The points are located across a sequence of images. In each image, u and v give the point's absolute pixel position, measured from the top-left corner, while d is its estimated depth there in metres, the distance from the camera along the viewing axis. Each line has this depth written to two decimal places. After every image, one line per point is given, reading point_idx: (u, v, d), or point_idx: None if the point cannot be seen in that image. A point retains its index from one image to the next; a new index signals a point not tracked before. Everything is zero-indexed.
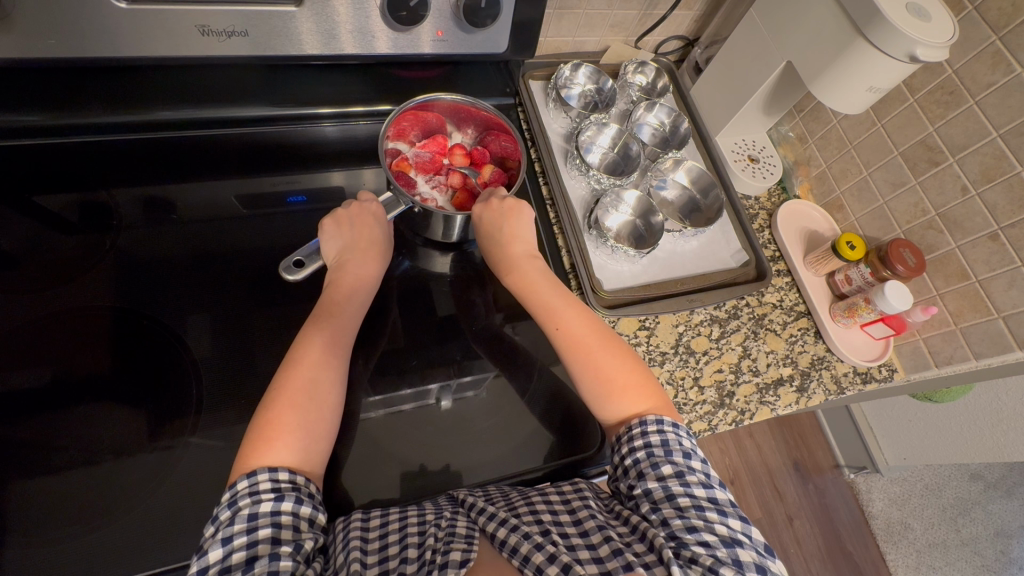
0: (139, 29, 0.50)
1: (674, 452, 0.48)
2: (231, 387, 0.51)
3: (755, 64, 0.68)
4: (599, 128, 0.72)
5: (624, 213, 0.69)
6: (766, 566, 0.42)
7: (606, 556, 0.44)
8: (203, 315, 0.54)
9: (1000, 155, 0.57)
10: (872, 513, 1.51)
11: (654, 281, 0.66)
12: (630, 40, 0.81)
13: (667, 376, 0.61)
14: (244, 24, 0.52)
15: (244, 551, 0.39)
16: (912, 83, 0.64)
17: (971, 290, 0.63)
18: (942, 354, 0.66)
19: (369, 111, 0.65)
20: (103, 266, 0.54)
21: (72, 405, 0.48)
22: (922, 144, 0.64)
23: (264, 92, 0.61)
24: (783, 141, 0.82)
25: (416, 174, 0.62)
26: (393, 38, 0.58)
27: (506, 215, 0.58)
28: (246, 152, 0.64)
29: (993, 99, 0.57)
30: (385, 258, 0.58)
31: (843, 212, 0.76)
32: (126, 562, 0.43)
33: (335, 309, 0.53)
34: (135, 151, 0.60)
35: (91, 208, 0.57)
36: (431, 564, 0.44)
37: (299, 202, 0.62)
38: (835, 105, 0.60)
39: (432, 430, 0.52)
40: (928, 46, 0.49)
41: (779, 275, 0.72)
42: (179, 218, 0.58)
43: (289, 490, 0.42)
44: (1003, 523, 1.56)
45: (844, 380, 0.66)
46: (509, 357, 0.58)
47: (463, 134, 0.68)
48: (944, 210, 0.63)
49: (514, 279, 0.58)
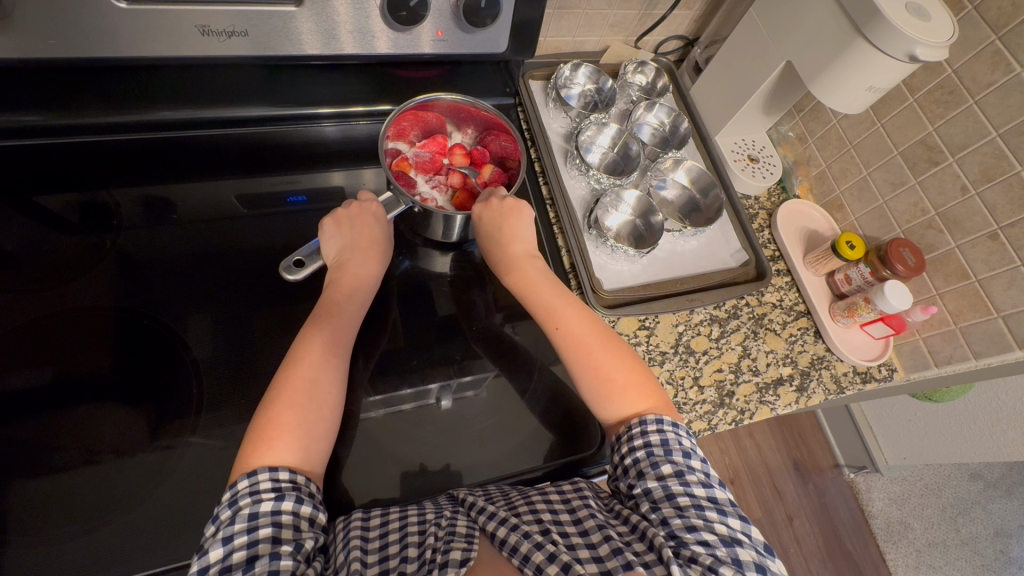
0: (140, 29, 0.50)
1: (674, 452, 0.48)
2: (231, 387, 0.51)
3: (755, 64, 0.68)
4: (599, 128, 0.72)
5: (624, 213, 0.69)
6: (765, 565, 0.42)
7: (606, 556, 0.44)
8: (203, 315, 0.54)
9: (1000, 155, 0.57)
10: (872, 512, 1.51)
11: (654, 281, 0.66)
12: (630, 40, 0.81)
13: (667, 376, 0.61)
14: (244, 24, 0.52)
15: (245, 551, 0.39)
16: (911, 83, 0.64)
17: (971, 290, 0.63)
18: (941, 353, 0.66)
19: (369, 111, 0.65)
20: (103, 266, 0.54)
21: (73, 405, 0.48)
22: (921, 143, 0.64)
23: (264, 92, 0.61)
24: (783, 141, 0.82)
25: (416, 174, 0.62)
26: (393, 38, 0.58)
27: (506, 215, 0.58)
28: (246, 153, 0.64)
29: (993, 99, 0.57)
30: (385, 258, 0.58)
31: (843, 211, 0.76)
32: (127, 561, 0.43)
33: (334, 309, 0.53)
34: (135, 151, 0.60)
35: (91, 208, 0.57)
36: (431, 564, 0.44)
37: (299, 202, 0.62)
38: (834, 104, 0.60)
39: (432, 430, 0.52)
40: (928, 46, 0.50)
41: (779, 275, 0.72)
42: (180, 218, 0.58)
43: (289, 489, 0.43)
44: (1003, 522, 1.56)
45: (844, 380, 0.66)
46: (509, 357, 0.58)
47: (463, 134, 0.68)
48: (944, 209, 0.63)
49: (514, 279, 0.58)
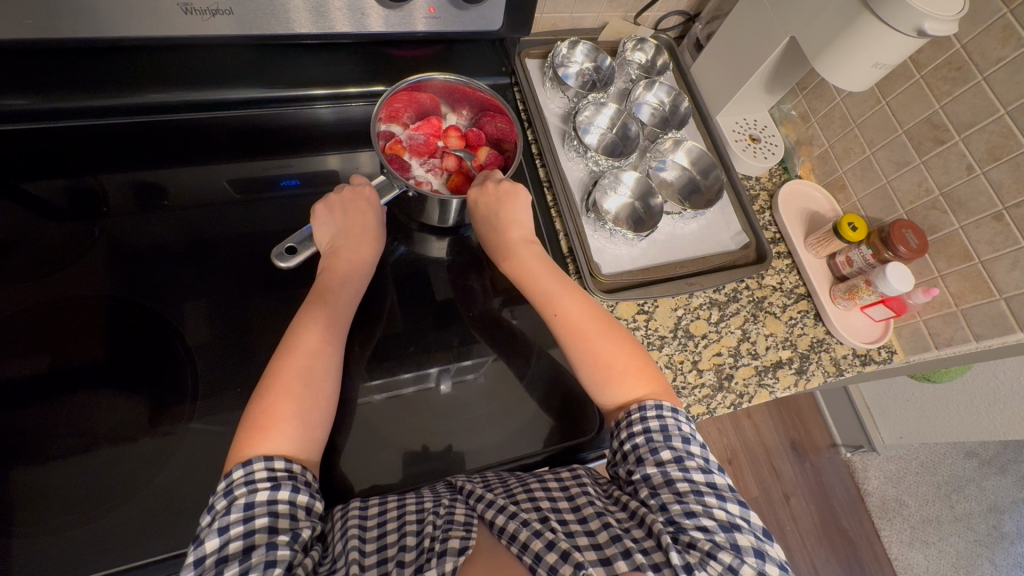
0: (120, 8, 0.49)
1: (674, 437, 0.47)
2: (226, 374, 0.50)
3: (759, 40, 0.66)
4: (598, 108, 0.70)
5: (624, 195, 0.67)
6: (764, 550, 0.42)
7: (605, 543, 0.44)
8: (197, 301, 0.53)
9: (1008, 133, 0.56)
10: (867, 490, 1.52)
11: (653, 264, 0.65)
12: (629, 15, 0.78)
13: (667, 360, 0.61)
14: (228, 2, 0.51)
15: (241, 540, 0.39)
16: (919, 59, 0.62)
17: (973, 272, 0.62)
18: (942, 335, 0.66)
19: (364, 92, 0.64)
20: (94, 253, 0.53)
21: (67, 394, 0.47)
22: (927, 122, 0.63)
23: (254, 75, 0.59)
24: (785, 120, 0.80)
25: (410, 158, 0.60)
26: (385, 15, 0.56)
27: (502, 199, 0.57)
28: (235, 135, 0.62)
29: (1002, 75, 0.56)
30: (380, 243, 0.57)
31: (845, 192, 0.74)
32: (127, 546, 0.43)
33: (329, 295, 0.52)
34: (125, 136, 0.58)
35: (82, 195, 0.56)
36: (430, 552, 0.43)
37: (292, 186, 0.61)
38: (839, 83, 0.58)
39: (430, 415, 0.52)
40: (937, 20, 0.48)
41: (779, 257, 0.71)
42: (172, 204, 0.57)
43: (285, 479, 0.42)
44: (996, 498, 1.58)
45: (844, 362, 0.65)
46: (508, 342, 0.57)
47: (458, 116, 0.66)
48: (948, 189, 0.62)
49: (512, 264, 0.57)
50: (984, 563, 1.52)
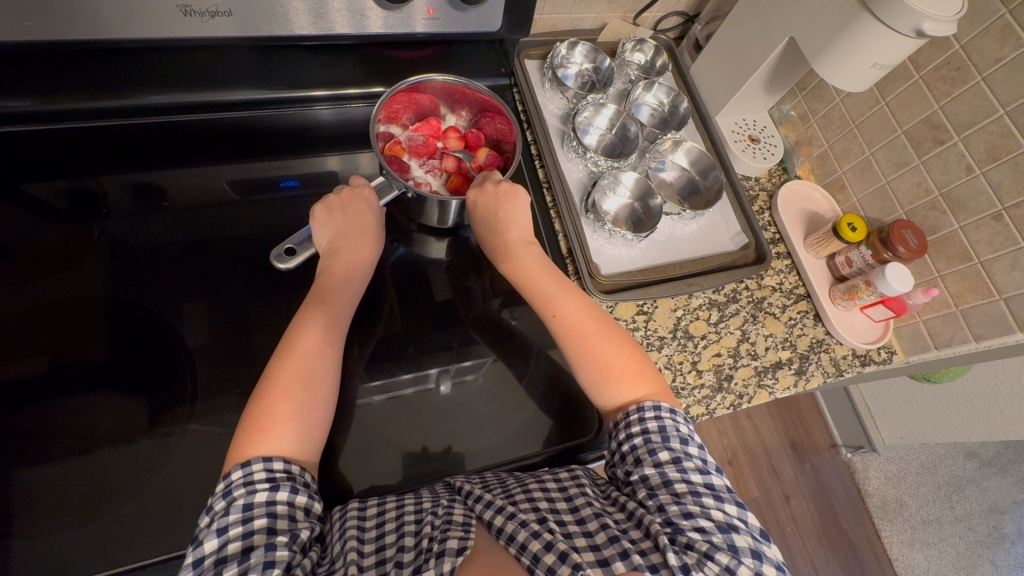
0: (120, 9, 0.49)
1: (672, 438, 0.47)
2: (225, 375, 0.50)
3: (758, 40, 0.66)
4: (597, 109, 0.70)
5: (623, 196, 0.67)
6: (761, 551, 0.42)
7: (603, 543, 0.44)
8: (196, 302, 0.53)
9: (1007, 134, 0.56)
10: (868, 491, 1.52)
11: (652, 265, 0.65)
12: (628, 16, 0.78)
13: (666, 360, 0.61)
14: (227, 3, 0.51)
15: (239, 541, 0.39)
16: (918, 59, 0.62)
17: (973, 272, 0.62)
18: (941, 336, 0.66)
19: (364, 94, 0.64)
20: (94, 254, 0.53)
21: (67, 395, 0.47)
22: (926, 122, 0.63)
23: (253, 76, 0.60)
24: (784, 120, 0.80)
25: (409, 159, 0.60)
26: (384, 17, 0.56)
27: (501, 200, 0.57)
28: (235, 137, 0.62)
29: (1001, 75, 0.56)
30: (379, 244, 0.57)
31: (845, 192, 0.74)
32: (126, 547, 0.43)
33: (329, 296, 0.52)
34: (125, 137, 0.59)
35: (81, 197, 0.56)
36: (428, 553, 0.43)
37: (291, 187, 0.61)
38: (838, 83, 0.58)
39: (430, 416, 0.52)
40: (936, 20, 0.48)
41: (779, 258, 0.71)
42: (172, 205, 0.57)
43: (283, 479, 0.42)
44: (996, 499, 1.57)
45: (844, 363, 0.65)
46: (508, 342, 0.57)
47: (457, 117, 0.66)
48: (947, 190, 0.62)
49: (511, 265, 0.57)
50: (985, 564, 1.52)
